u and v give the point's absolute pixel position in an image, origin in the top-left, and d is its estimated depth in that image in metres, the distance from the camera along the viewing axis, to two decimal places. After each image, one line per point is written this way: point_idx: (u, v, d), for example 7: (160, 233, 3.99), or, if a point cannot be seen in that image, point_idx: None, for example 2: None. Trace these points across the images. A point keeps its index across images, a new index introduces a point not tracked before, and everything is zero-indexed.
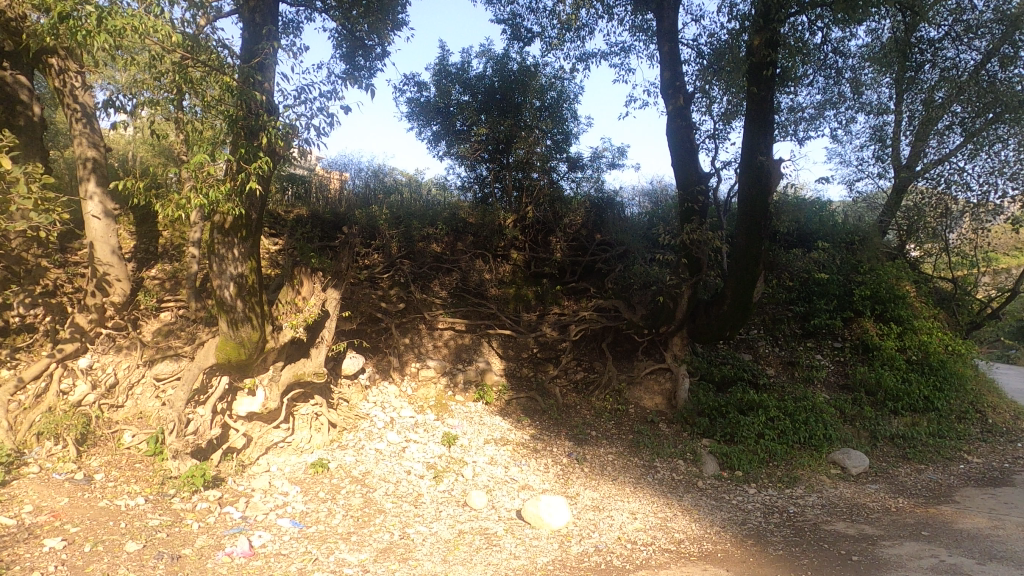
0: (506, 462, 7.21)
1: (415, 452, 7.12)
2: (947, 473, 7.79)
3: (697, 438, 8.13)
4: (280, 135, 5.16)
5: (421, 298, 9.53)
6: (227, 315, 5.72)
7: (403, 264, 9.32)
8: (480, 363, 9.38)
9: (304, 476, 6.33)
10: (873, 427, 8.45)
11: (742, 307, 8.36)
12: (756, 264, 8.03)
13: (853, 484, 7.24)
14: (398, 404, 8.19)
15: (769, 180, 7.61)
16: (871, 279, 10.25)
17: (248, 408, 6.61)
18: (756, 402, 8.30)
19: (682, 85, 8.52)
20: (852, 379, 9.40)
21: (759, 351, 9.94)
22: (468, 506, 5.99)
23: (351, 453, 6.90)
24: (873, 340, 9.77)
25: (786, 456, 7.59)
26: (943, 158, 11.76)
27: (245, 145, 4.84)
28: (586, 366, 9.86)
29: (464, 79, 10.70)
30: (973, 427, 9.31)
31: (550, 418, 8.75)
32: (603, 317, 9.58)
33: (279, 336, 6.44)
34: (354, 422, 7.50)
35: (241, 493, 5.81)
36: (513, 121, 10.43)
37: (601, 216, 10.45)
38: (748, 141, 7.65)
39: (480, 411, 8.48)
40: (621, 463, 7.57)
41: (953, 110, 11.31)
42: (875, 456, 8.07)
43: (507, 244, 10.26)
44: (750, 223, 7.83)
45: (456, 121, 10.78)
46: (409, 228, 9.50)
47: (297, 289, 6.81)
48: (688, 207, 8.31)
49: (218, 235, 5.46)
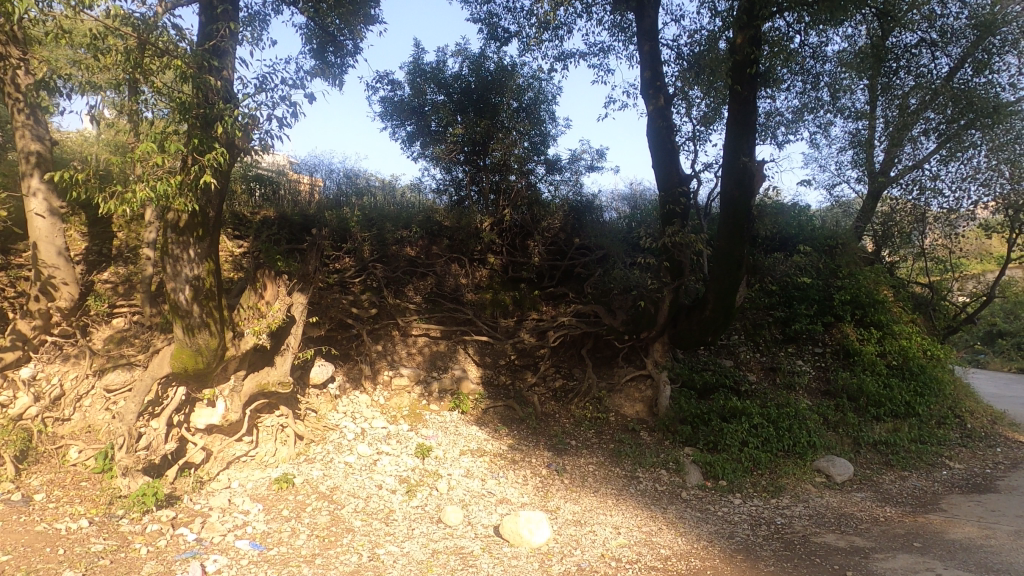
0: (483, 475, 6.89)
1: (387, 465, 6.77)
2: (931, 480, 7.68)
3: (679, 447, 7.89)
4: (239, 126, 4.77)
5: (394, 303, 9.16)
6: (183, 321, 5.30)
7: (376, 268, 8.98)
8: (456, 370, 9.05)
9: (268, 493, 5.94)
10: (856, 433, 8.32)
11: (724, 312, 8.17)
12: (738, 269, 7.85)
13: (839, 492, 7.08)
14: (369, 414, 7.81)
15: (753, 182, 7.44)
16: (850, 284, 10.19)
17: (207, 420, 6.22)
18: (739, 409, 8.07)
19: (663, 85, 8.34)
20: (834, 385, 9.21)
21: (740, 357, 9.75)
22: (443, 522, 5.66)
23: (318, 467, 6.52)
24: (853, 345, 9.64)
25: (771, 464, 7.39)
26: (918, 164, 11.81)
27: (199, 134, 4.41)
28: (565, 373, 9.66)
29: (440, 78, 10.39)
30: (953, 432, 9.28)
31: (528, 427, 8.46)
32: (583, 323, 9.33)
33: (241, 343, 6.02)
34: (323, 434, 7.13)
35: (197, 513, 5.41)
36: (490, 121, 10.15)
37: (580, 220, 10.35)
38: (731, 143, 7.49)
39: (455, 421, 8.15)
40: (602, 473, 7.29)
41: (928, 116, 11.36)
42: (859, 463, 7.93)
43: (484, 248, 10.01)
44: (733, 226, 7.65)
45: (431, 121, 10.49)
46: (382, 230, 9.14)
47: (259, 294, 6.41)
48: (669, 209, 8.10)
49: (172, 234, 5.04)
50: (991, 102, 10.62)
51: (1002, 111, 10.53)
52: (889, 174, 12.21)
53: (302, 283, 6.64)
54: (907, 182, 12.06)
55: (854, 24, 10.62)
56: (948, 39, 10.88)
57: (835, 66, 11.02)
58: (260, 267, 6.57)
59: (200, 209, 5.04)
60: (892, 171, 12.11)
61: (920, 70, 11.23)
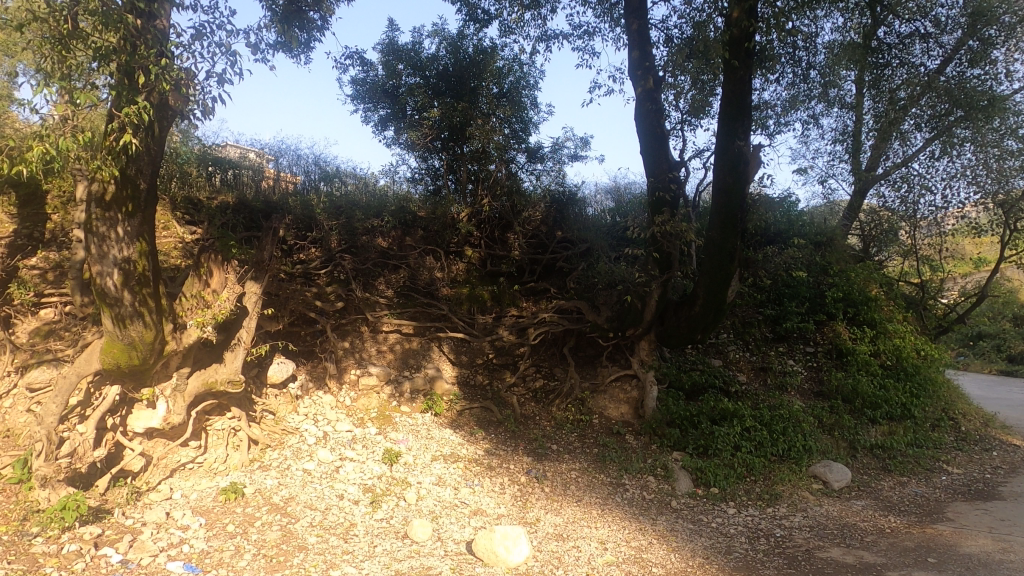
0: (456, 483, 6.29)
1: (351, 473, 6.16)
2: (932, 486, 7.28)
3: (667, 452, 7.40)
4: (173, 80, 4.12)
5: (363, 297, 8.53)
6: (112, 310, 4.61)
7: (344, 259, 8.44)
8: (429, 369, 8.43)
9: (213, 505, 5.30)
10: (852, 437, 7.85)
11: (715, 308, 7.67)
12: (731, 262, 7.36)
13: (838, 500, 6.62)
14: (333, 417, 7.17)
15: (747, 167, 6.93)
16: (842, 282, 9.83)
17: (146, 423, 5.57)
18: (730, 411, 7.58)
19: (652, 66, 7.82)
20: (827, 386, 8.78)
21: (729, 356, 9.26)
22: (410, 538, 5.06)
23: (272, 476, 5.89)
24: (846, 344, 9.24)
25: (765, 470, 6.92)
26: (906, 161, 11.44)
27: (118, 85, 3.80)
28: (546, 373, 9.09)
29: (415, 60, 9.77)
30: (948, 435, 8.93)
31: (506, 430, 7.90)
32: (564, 319, 8.81)
33: (183, 338, 5.27)
34: (280, 438, 6.53)
35: (127, 529, 4.75)
36: (469, 105, 9.51)
37: (563, 213, 9.75)
38: (724, 126, 6.96)
39: (428, 424, 7.54)
40: (585, 480, 6.74)
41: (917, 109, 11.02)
42: (856, 468, 7.48)
43: (461, 240, 9.57)
44: (726, 216, 7.15)
45: (406, 105, 9.85)
46: (351, 218, 8.49)
47: (203, 281, 5.62)
48: (658, 197, 7.59)
49: (97, 208, 4.34)
50: (986, 96, 10.27)
51: (996, 105, 10.18)
52: (877, 171, 11.85)
53: (256, 271, 5.99)
54: (896, 180, 11.63)
55: (847, 13, 10.23)
56: (940, 30, 10.55)
57: (826, 57, 10.63)
58: (205, 250, 5.76)
59: (128, 178, 4.33)
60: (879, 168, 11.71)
61: (911, 63, 10.89)
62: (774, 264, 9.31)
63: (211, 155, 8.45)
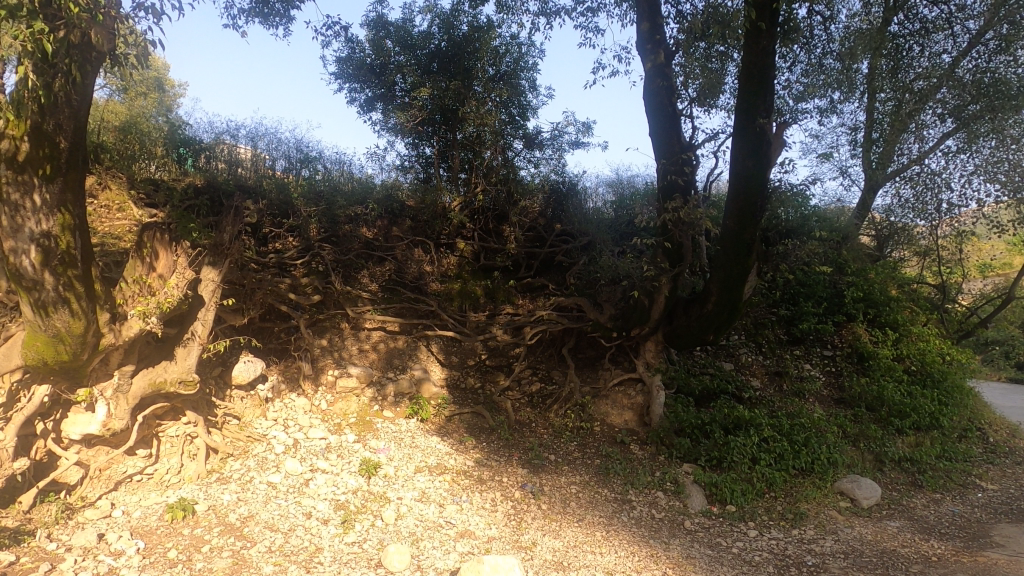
0: (441, 499, 5.56)
1: (322, 486, 5.43)
2: (968, 505, 6.58)
3: (677, 464, 6.68)
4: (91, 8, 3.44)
5: (343, 291, 7.77)
6: (30, 296, 3.86)
7: (323, 249, 7.77)
8: (415, 370, 7.70)
9: (157, 526, 4.57)
10: (879, 449, 7.14)
11: (730, 306, 7.01)
12: (748, 254, 6.67)
13: (870, 520, 5.92)
14: (306, 422, 6.42)
15: (769, 148, 6.23)
16: (862, 281, 9.17)
17: (82, 429, 4.82)
18: (745, 420, 6.89)
19: (663, 40, 7.13)
20: (848, 393, 8.08)
21: (741, 359, 8.57)
22: (384, 568, 4.39)
23: (231, 491, 5.17)
24: (867, 347, 8.56)
25: (787, 487, 6.21)
26: (919, 159, 10.55)
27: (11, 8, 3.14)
28: (543, 376, 8.38)
29: (404, 36, 8.85)
30: (976, 447, 8.23)
31: (498, 438, 7.16)
32: (565, 318, 8.06)
33: (123, 331, 4.45)
34: (244, 447, 5.81)
35: (46, 556, 4.02)
36: (462, 84, 8.70)
37: (562, 205, 9.13)
38: (744, 102, 6.25)
39: (412, 431, 6.79)
40: (587, 496, 6.01)
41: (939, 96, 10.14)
42: (884, 484, 6.79)
43: (453, 232, 8.94)
44: (744, 203, 6.44)
45: (395, 86, 9.01)
46: (332, 205, 7.89)
47: (148, 264, 4.59)
48: (670, 181, 6.85)
49: (6, 171, 3.62)
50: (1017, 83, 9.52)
51: None
52: (888, 169, 10.90)
53: (213, 255, 5.20)
54: (909, 177, 10.86)
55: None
56: (966, 13, 9.83)
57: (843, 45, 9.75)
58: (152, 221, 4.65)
59: (44, 134, 3.68)
60: (890, 166, 10.74)
61: (933, 50, 10.15)
62: (793, 260, 8.56)
63: (181, 134, 7.67)
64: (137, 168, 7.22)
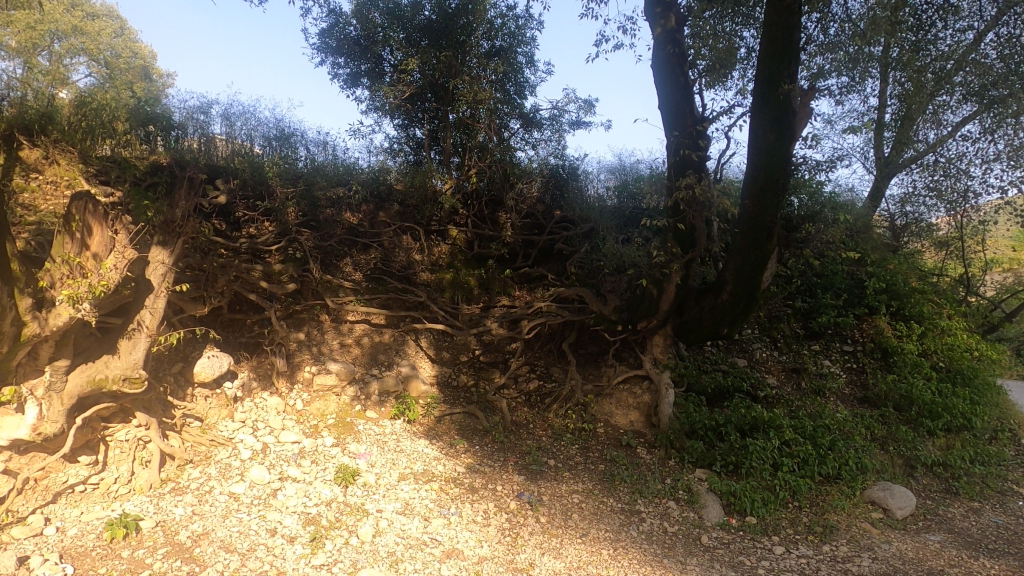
0: (426, 511, 4.91)
1: (292, 498, 4.78)
2: (1012, 515, 5.96)
3: (689, 469, 6.06)
4: None
5: (322, 280, 7.14)
6: None
7: (302, 235, 7.14)
8: (403, 366, 7.03)
9: (93, 547, 3.94)
10: (910, 453, 6.51)
11: (748, 296, 6.37)
12: (768, 239, 6.03)
13: (907, 534, 5.32)
14: (278, 425, 5.76)
15: (792, 119, 5.58)
16: (883, 271, 8.53)
17: (8, 435, 4.13)
18: (764, 421, 6.27)
19: (673, 3, 6.40)
20: (873, 391, 7.46)
21: (755, 355, 7.98)
22: None
23: (185, 503, 4.52)
24: (891, 341, 7.95)
25: (812, 495, 5.60)
26: (936, 146, 9.80)
27: None
28: (541, 373, 7.74)
29: (392, 5, 8.07)
30: (1010, 449, 7.61)
31: (493, 441, 6.52)
32: (565, 310, 7.46)
33: (49, 320, 3.84)
34: (206, 453, 5.17)
35: None
36: (453, 56, 7.97)
37: (562, 190, 8.54)
38: (764, 69, 5.59)
39: (398, 433, 6.16)
40: (591, 507, 5.38)
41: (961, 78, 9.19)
42: (917, 492, 6.17)
43: (445, 219, 8.30)
44: (765, 182, 5.79)
45: (384, 62, 8.29)
46: (312, 186, 7.15)
47: (79, 240, 3.88)
48: (682, 158, 6.20)
49: None
50: None
51: None
52: (905, 154, 10.21)
53: (163, 234, 4.61)
54: (927, 164, 10.17)
55: None
56: None
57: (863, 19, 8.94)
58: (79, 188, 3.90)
59: None
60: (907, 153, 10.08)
61: (960, 25, 9.01)
62: (815, 247, 7.86)
63: (146, 109, 6.61)
64: (101, 141, 6.37)
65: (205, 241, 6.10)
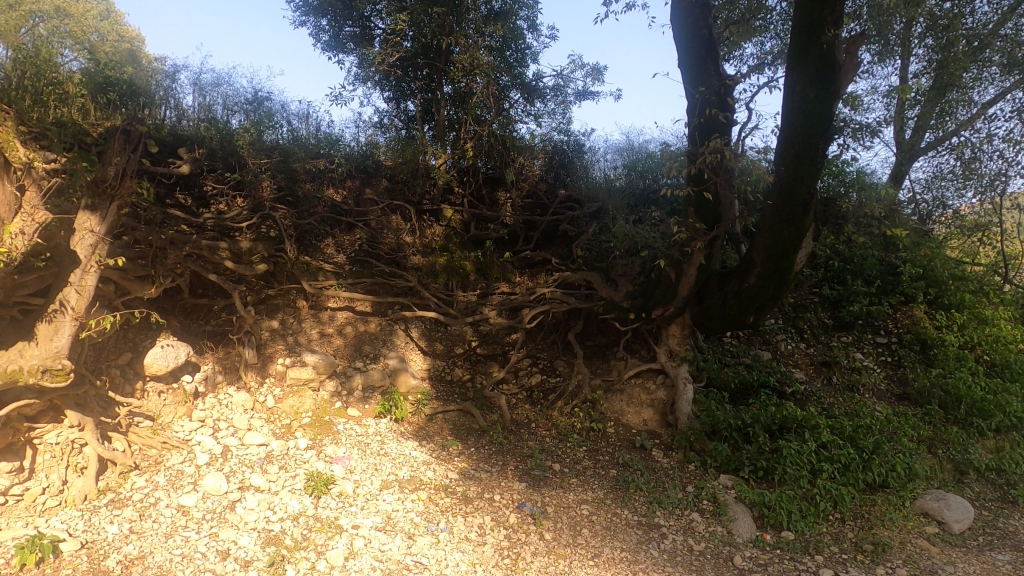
0: (410, 528, 4.17)
1: (251, 512, 4.05)
2: None
3: (713, 475, 5.32)
4: None
5: (299, 262, 6.42)
6: None
7: (277, 211, 6.46)
8: (391, 359, 6.24)
9: None
10: (961, 457, 5.78)
11: (778, 280, 5.67)
12: (805, 213, 5.26)
13: (970, 553, 4.64)
14: (243, 425, 5.00)
15: (835, 73, 4.79)
16: (918, 256, 7.85)
17: None
18: (797, 419, 5.53)
19: None
20: (912, 387, 6.73)
21: (780, 348, 7.25)
22: None
23: (122, 519, 3.79)
24: (930, 333, 7.22)
25: (856, 506, 4.90)
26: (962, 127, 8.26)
27: None
28: (544, 367, 7.01)
29: None
30: None
31: (490, 441, 5.79)
32: (571, 297, 6.72)
33: None
34: (156, 458, 4.43)
35: None
36: (447, 15, 6.97)
37: (567, 168, 7.82)
38: (804, 15, 4.80)
39: (382, 434, 5.42)
40: (602, 520, 4.65)
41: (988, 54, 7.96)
42: (970, 501, 5.45)
43: (439, 198, 7.57)
44: (803, 147, 5.02)
45: (375, 24, 7.45)
46: (289, 157, 6.46)
47: None
48: (708, 120, 5.47)
49: None
50: None
51: None
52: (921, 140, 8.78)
53: (91, 195, 3.99)
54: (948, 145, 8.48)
55: None
56: None
57: None
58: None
59: None
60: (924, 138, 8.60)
61: None
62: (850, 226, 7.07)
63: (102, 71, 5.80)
64: (54, 105, 5.14)
65: (159, 215, 5.37)
